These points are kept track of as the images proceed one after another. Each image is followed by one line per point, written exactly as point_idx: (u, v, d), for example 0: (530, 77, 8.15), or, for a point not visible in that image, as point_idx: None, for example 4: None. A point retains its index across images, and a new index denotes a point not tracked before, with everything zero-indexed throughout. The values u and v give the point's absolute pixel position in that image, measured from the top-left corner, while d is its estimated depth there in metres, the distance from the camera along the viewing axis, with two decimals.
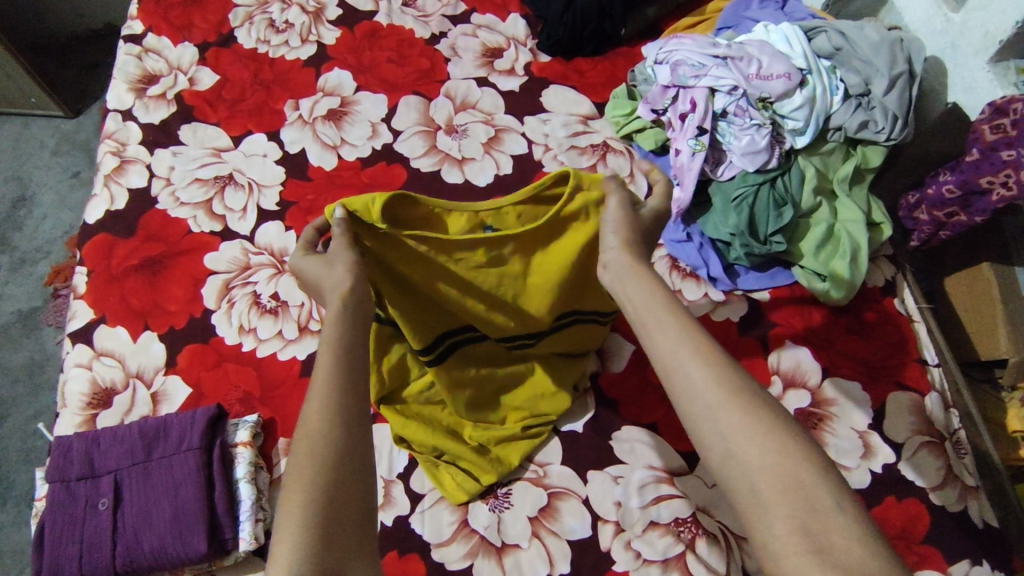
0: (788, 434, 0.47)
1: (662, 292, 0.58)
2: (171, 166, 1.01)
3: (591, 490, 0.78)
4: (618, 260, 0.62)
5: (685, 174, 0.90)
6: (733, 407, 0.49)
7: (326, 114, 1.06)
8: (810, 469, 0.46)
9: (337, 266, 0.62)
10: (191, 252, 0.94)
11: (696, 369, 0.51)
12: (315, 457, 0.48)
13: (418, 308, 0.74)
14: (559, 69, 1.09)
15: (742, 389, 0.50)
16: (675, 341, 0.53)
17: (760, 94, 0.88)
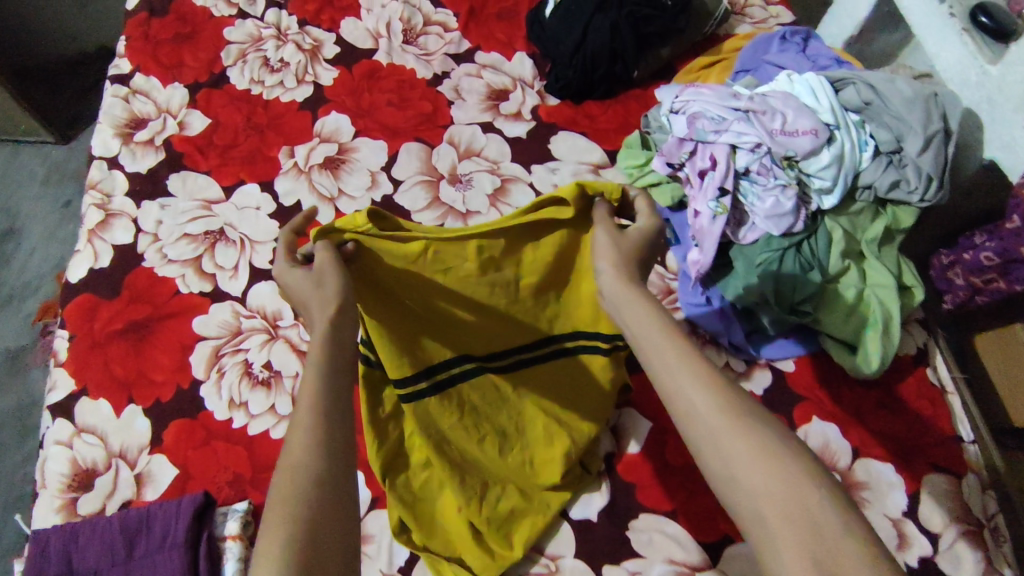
0: (796, 459, 0.44)
1: (658, 313, 0.55)
2: (159, 220, 0.96)
3: None
4: (611, 285, 0.60)
5: (705, 237, 0.83)
6: (736, 431, 0.46)
7: (322, 163, 1.00)
8: (816, 493, 0.42)
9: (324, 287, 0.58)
10: (179, 314, 0.89)
11: (696, 394, 0.48)
12: (304, 486, 0.44)
13: (402, 333, 0.70)
14: (567, 113, 1.04)
15: (743, 411, 0.47)
16: (676, 365, 0.50)
17: (785, 153, 0.81)
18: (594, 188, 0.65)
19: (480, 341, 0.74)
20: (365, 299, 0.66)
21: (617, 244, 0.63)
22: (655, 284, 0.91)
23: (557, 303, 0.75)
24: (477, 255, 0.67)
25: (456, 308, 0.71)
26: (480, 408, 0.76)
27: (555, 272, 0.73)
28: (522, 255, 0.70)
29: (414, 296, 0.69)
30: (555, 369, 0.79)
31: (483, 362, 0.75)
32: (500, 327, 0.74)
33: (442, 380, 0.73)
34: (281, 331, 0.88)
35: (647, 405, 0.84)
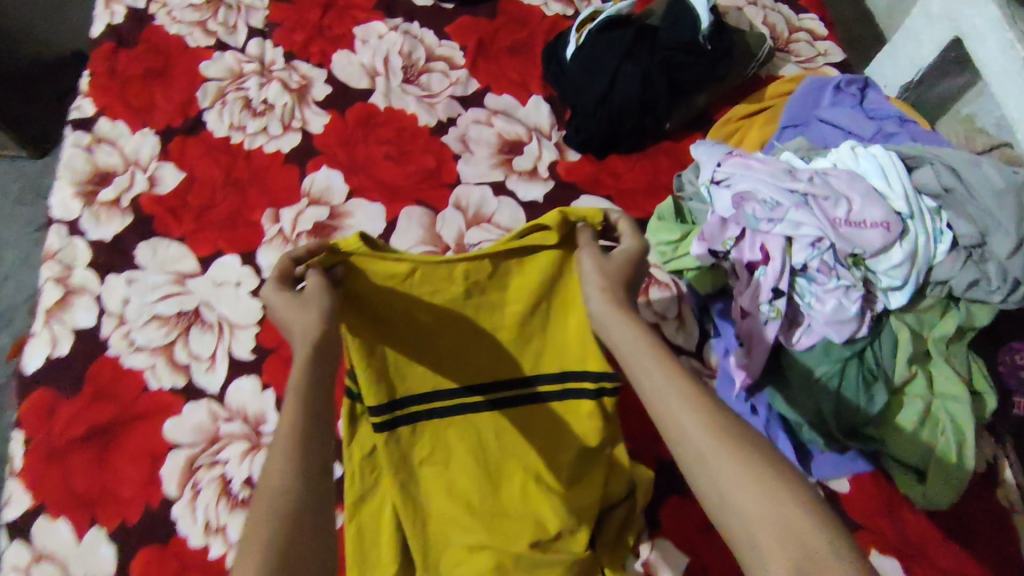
0: (782, 475, 0.40)
1: (645, 332, 0.53)
2: (125, 299, 0.84)
3: None
4: (598, 304, 0.57)
5: (754, 342, 0.73)
6: (722, 448, 0.42)
7: (311, 230, 0.88)
8: (801, 510, 0.38)
9: (310, 306, 0.55)
10: (149, 416, 0.79)
11: (680, 409, 0.45)
12: (276, 507, 0.41)
13: (382, 363, 0.66)
14: (589, 170, 0.91)
15: (728, 426, 0.44)
16: (661, 383, 0.48)
17: (851, 249, 0.69)
18: (575, 215, 0.62)
19: (461, 372, 0.69)
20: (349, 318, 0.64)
21: (605, 266, 0.60)
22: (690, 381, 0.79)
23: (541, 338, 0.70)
24: (460, 282, 0.65)
25: (441, 336, 0.68)
26: (460, 459, 0.69)
27: (540, 306, 0.69)
28: (507, 284, 0.67)
29: (399, 319, 0.66)
30: (545, 421, 0.71)
31: (470, 398, 0.69)
32: (486, 359, 0.69)
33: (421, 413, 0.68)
34: (265, 438, 0.77)
35: (679, 533, 0.75)
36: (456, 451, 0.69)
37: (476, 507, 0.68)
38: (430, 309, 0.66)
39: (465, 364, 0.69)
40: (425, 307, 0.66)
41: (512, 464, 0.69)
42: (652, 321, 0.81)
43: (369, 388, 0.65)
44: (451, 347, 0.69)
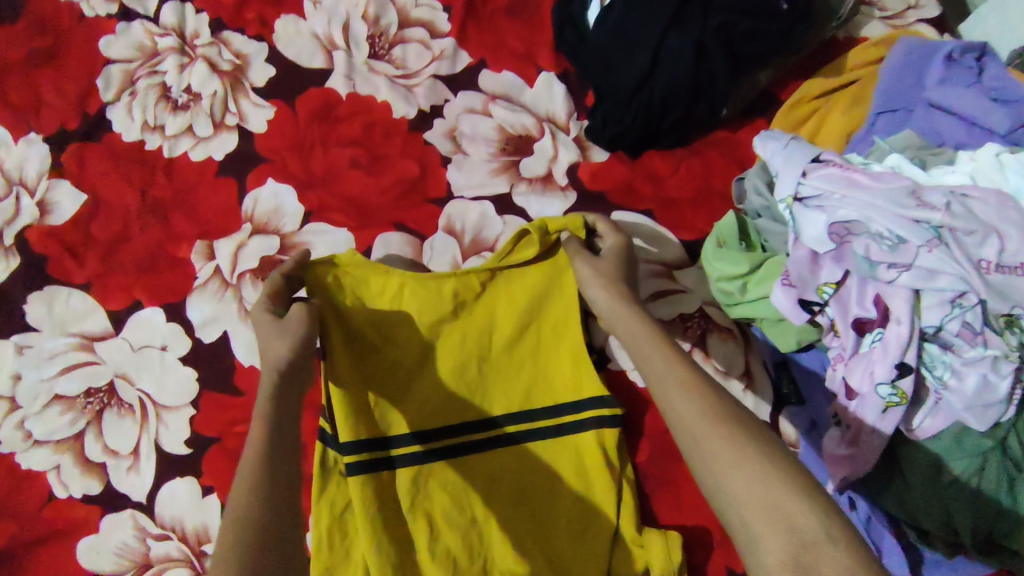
0: (778, 461, 0.38)
1: (642, 312, 0.53)
2: (15, 375, 0.64)
3: None
4: (603, 299, 0.56)
5: (861, 432, 0.53)
6: (717, 431, 0.40)
7: (257, 268, 0.66)
8: (794, 495, 0.36)
9: (283, 335, 0.50)
10: (57, 535, 0.60)
11: (678, 397, 0.44)
12: (240, 516, 0.39)
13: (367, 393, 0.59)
14: (621, 175, 0.70)
15: (726, 412, 0.42)
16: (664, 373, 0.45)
17: (1007, 309, 0.50)
18: (552, 225, 0.60)
19: (447, 411, 0.60)
20: (334, 341, 0.57)
21: (597, 265, 0.58)
22: None
23: (533, 366, 0.62)
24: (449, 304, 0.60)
25: (427, 368, 0.60)
26: (450, 508, 0.58)
27: (536, 328, 0.62)
28: (495, 308, 0.61)
29: (385, 352, 0.60)
30: (544, 466, 0.60)
31: (463, 437, 0.60)
32: (474, 393, 0.61)
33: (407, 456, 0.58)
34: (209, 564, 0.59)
35: None
36: (446, 500, 0.58)
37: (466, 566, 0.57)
38: (420, 335, 0.60)
39: (454, 401, 0.60)
40: (416, 332, 0.60)
41: (507, 515, 0.59)
42: None
43: (351, 422, 0.57)
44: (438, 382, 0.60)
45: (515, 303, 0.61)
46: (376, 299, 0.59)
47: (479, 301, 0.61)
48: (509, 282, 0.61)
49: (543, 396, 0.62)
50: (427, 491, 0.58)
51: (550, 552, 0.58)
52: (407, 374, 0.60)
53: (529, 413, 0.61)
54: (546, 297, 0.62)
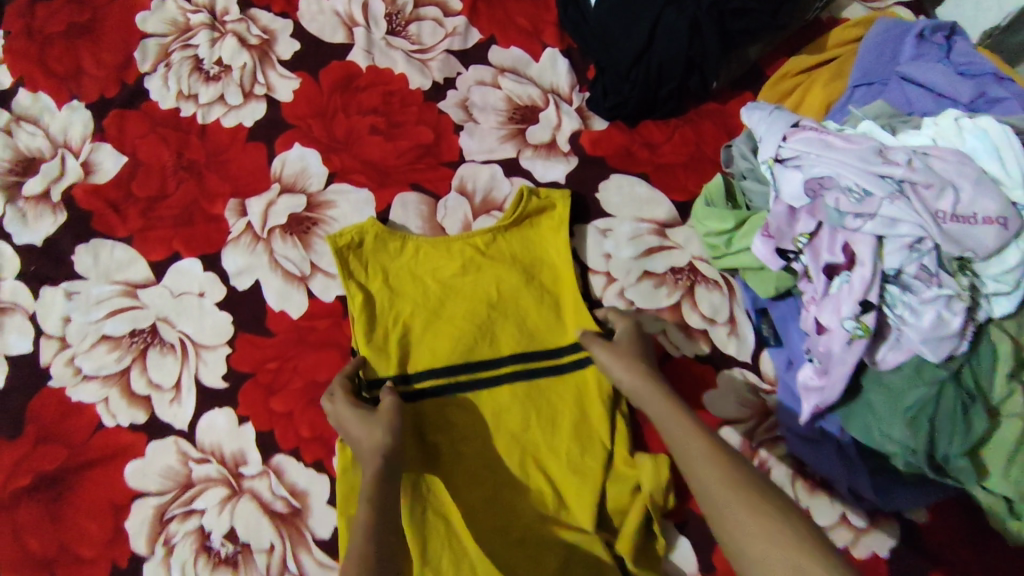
0: (799, 532, 0.44)
1: (666, 389, 0.58)
2: (66, 317, 0.70)
3: None
4: (628, 378, 0.59)
5: (830, 364, 0.60)
6: (743, 506, 0.46)
7: (286, 224, 0.73)
8: (816, 561, 0.42)
9: (378, 426, 0.57)
10: (107, 458, 0.66)
11: (706, 470, 0.49)
12: None
13: (387, 334, 0.68)
14: (619, 142, 0.76)
15: (749, 483, 0.48)
16: (688, 445, 0.51)
17: (959, 252, 0.57)
18: (540, 195, 0.72)
19: (456, 348, 0.68)
20: (361, 292, 0.68)
21: (615, 346, 0.63)
22: (748, 401, 0.68)
23: (534, 310, 0.70)
24: (458, 259, 0.71)
25: (438, 320, 0.69)
26: (461, 433, 0.65)
27: (536, 279, 0.71)
28: (500, 264, 0.71)
29: (402, 307, 0.69)
30: (545, 396, 0.67)
31: (473, 375, 0.67)
32: (481, 334, 0.68)
33: (426, 391, 0.66)
34: (245, 483, 0.65)
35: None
36: (458, 426, 0.65)
37: (477, 484, 0.64)
38: (431, 287, 0.70)
39: (464, 342, 0.68)
40: (428, 284, 0.70)
41: (511, 439, 0.65)
42: (700, 328, 0.70)
43: (372, 358, 0.66)
44: (451, 324, 0.69)
45: (517, 260, 0.71)
46: (393, 260, 0.70)
47: (484, 258, 0.71)
48: (511, 241, 0.72)
49: (547, 338, 0.69)
50: (441, 423, 0.65)
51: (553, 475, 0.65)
52: (424, 319, 0.69)
53: (537, 354, 0.68)
54: (544, 255, 0.72)
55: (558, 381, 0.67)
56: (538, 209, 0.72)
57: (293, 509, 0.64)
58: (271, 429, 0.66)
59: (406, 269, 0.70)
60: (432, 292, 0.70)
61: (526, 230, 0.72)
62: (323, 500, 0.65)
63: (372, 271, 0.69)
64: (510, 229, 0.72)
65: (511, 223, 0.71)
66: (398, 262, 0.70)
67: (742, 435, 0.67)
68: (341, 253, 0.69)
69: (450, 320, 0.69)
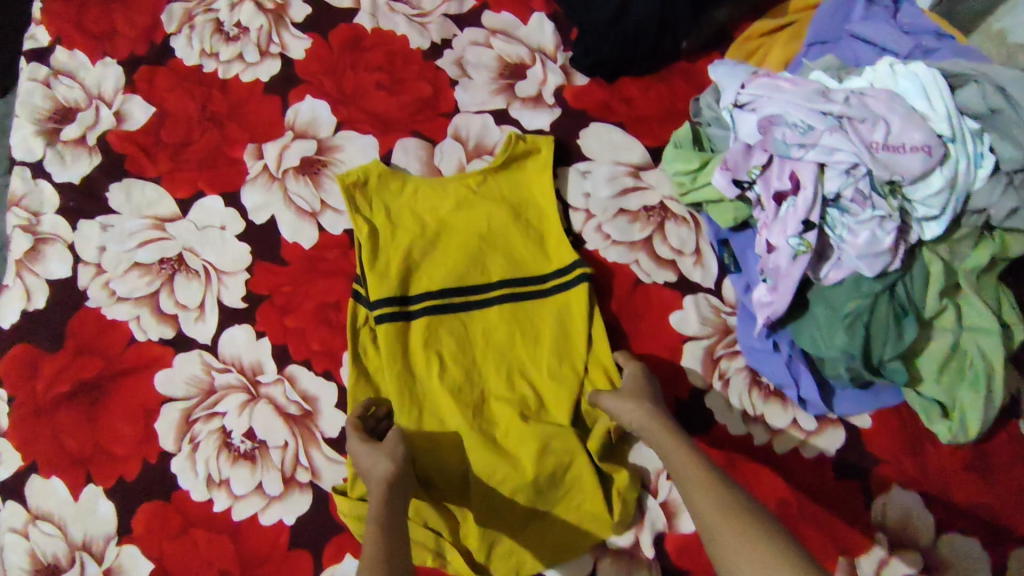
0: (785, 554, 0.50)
1: (666, 423, 0.64)
2: (101, 247, 0.78)
3: None
4: (635, 414, 0.65)
5: (779, 279, 0.68)
6: (732, 531, 0.52)
7: (299, 166, 0.81)
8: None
9: (382, 454, 0.62)
10: (138, 368, 0.74)
11: (701, 499, 0.56)
12: None
13: (387, 261, 0.75)
14: (599, 96, 0.84)
15: (739, 510, 0.54)
16: (691, 479, 0.58)
17: (889, 176, 0.65)
18: (526, 140, 0.80)
19: (450, 276, 0.75)
20: (364, 225, 0.76)
21: (619, 389, 0.68)
22: (709, 320, 0.76)
23: (522, 241, 0.77)
24: (453, 197, 0.78)
25: (434, 252, 0.77)
26: (452, 348, 0.73)
27: (523, 214, 0.79)
28: (490, 200, 0.79)
29: (401, 238, 0.76)
30: (529, 314, 0.75)
31: (466, 297, 0.75)
32: (473, 261, 0.76)
33: (423, 310, 0.74)
34: (262, 390, 0.73)
35: None
36: (449, 342, 0.73)
37: (467, 392, 0.71)
38: (427, 221, 0.78)
39: (458, 269, 0.76)
40: (425, 218, 0.78)
41: (498, 350, 0.73)
42: (669, 258, 0.78)
43: (374, 281, 0.74)
44: (446, 254, 0.77)
45: (506, 198, 0.79)
46: (393, 199, 0.78)
47: (475, 196, 0.79)
48: (500, 181, 0.80)
49: (532, 266, 0.77)
50: (435, 338, 0.73)
51: (535, 382, 0.73)
52: (422, 249, 0.77)
53: (523, 279, 0.76)
54: (529, 192, 0.80)
55: (540, 301, 0.75)
56: (525, 152, 0.80)
57: (305, 411, 0.72)
58: (286, 343, 0.74)
59: (406, 207, 0.78)
60: (429, 225, 0.77)
61: (514, 172, 0.80)
62: (331, 404, 0.73)
63: (376, 207, 0.77)
64: (499, 171, 0.80)
65: (500, 165, 0.79)
66: (397, 201, 0.78)
67: (705, 349, 0.75)
68: (348, 190, 0.77)
69: (445, 250, 0.77)
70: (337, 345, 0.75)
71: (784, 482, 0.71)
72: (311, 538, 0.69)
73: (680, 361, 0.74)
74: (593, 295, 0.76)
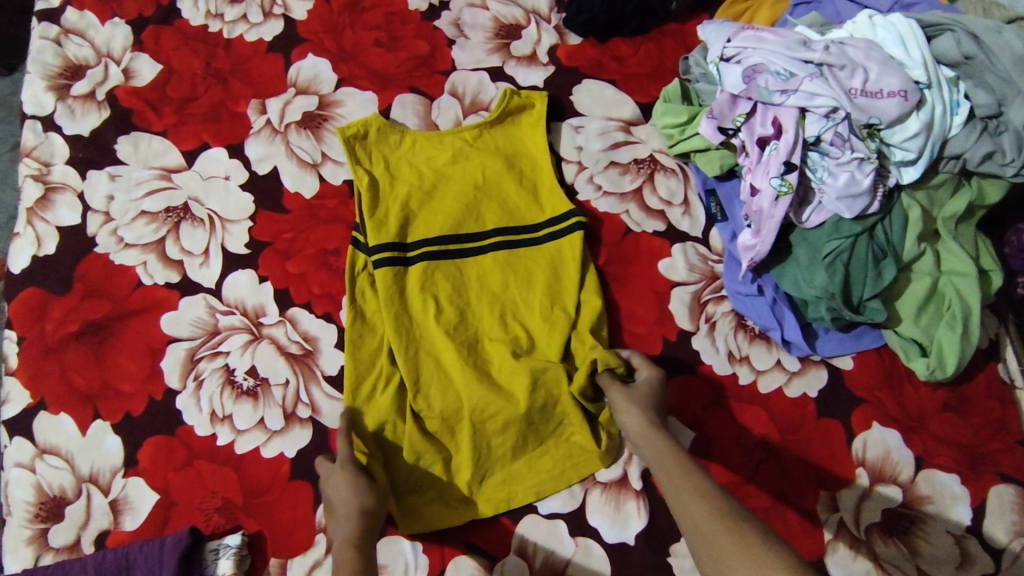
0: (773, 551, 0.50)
1: (660, 433, 0.65)
2: (109, 195, 0.81)
3: (676, 556, 0.68)
4: (632, 422, 0.66)
5: (762, 221, 0.71)
6: (722, 534, 0.53)
7: (300, 121, 0.84)
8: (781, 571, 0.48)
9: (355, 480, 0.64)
10: (145, 310, 0.77)
11: (694, 504, 0.57)
12: None
13: (385, 209, 0.78)
14: (591, 55, 0.87)
15: (728, 514, 0.55)
16: (679, 486, 0.59)
17: (867, 119, 0.67)
18: (520, 96, 0.83)
19: (445, 224, 0.78)
20: (363, 175, 0.78)
21: (631, 391, 0.69)
22: (697, 267, 0.78)
23: (516, 191, 0.80)
24: (449, 150, 0.81)
25: (431, 201, 0.79)
26: (447, 291, 0.75)
27: (517, 166, 0.82)
28: (487, 154, 0.81)
29: (400, 188, 0.79)
30: (522, 259, 0.77)
31: (463, 244, 0.77)
32: (468, 210, 0.79)
33: (421, 255, 0.76)
34: (265, 330, 0.76)
35: (684, 412, 0.73)
36: (445, 285, 0.75)
37: (462, 331, 0.74)
38: (424, 172, 0.80)
39: (453, 217, 0.78)
40: (422, 169, 0.80)
41: (491, 292, 0.76)
42: (658, 208, 0.81)
43: (373, 227, 0.76)
44: (442, 203, 0.79)
45: (501, 152, 0.82)
46: (391, 152, 0.81)
47: (472, 149, 0.81)
48: (495, 137, 0.82)
49: (527, 215, 0.80)
50: (431, 283, 0.75)
51: (528, 323, 0.75)
52: (418, 197, 0.79)
53: (517, 227, 0.79)
54: (523, 146, 0.83)
55: (534, 248, 0.78)
56: (520, 107, 0.83)
57: (306, 351, 0.75)
58: (287, 287, 0.77)
59: (404, 159, 0.81)
60: (425, 176, 0.80)
61: (509, 129, 0.83)
62: (331, 344, 0.75)
63: (375, 160, 0.80)
64: (495, 128, 0.83)
65: (496, 121, 0.82)
66: (396, 154, 0.81)
67: (692, 294, 0.77)
68: (349, 142, 0.80)
69: (441, 199, 0.79)
70: (336, 289, 0.77)
71: (768, 419, 0.73)
72: (311, 470, 0.71)
73: (669, 305, 0.77)
74: (585, 244, 0.78)
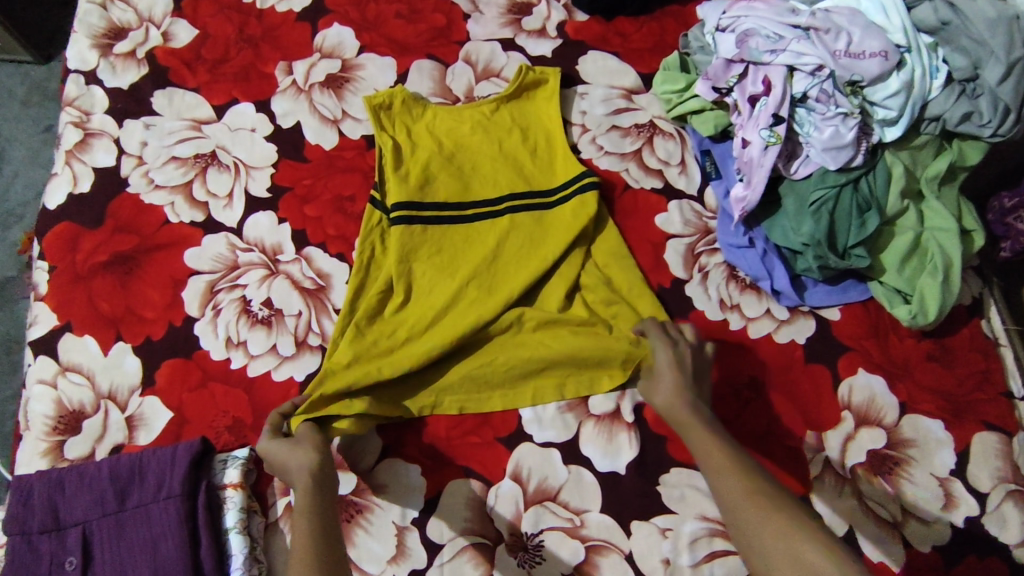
0: (799, 523, 0.53)
1: (690, 396, 0.64)
2: (143, 142, 0.87)
3: (667, 486, 0.71)
4: (661, 383, 0.66)
5: (752, 171, 0.76)
6: (749, 505, 0.55)
7: (324, 81, 0.90)
8: (812, 548, 0.50)
9: (301, 449, 0.64)
10: (169, 245, 0.81)
11: (720, 476, 0.58)
12: None
13: (406, 171, 0.82)
14: (597, 31, 0.93)
15: (756, 486, 0.56)
16: (706, 450, 0.60)
17: (850, 77, 0.72)
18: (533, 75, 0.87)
19: (458, 187, 0.82)
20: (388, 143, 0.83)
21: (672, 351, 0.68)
22: (691, 222, 0.83)
23: (531, 162, 0.85)
24: (469, 121, 0.86)
25: (449, 167, 0.83)
26: (462, 250, 0.79)
27: (531, 138, 0.86)
28: (506, 126, 0.86)
29: (421, 155, 0.83)
30: (530, 224, 0.80)
31: (478, 208, 0.81)
32: (484, 177, 0.83)
33: (435, 219, 0.80)
34: (281, 267, 0.80)
35: None
36: (460, 246, 0.79)
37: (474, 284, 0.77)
38: (446, 141, 0.85)
39: (469, 182, 0.83)
40: (445, 139, 0.85)
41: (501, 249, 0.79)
42: (656, 167, 0.85)
43: (393, 187, 0.80)
44: (461, 168, 0.83)
45: (517, 125, 0.86)
46: (414, 124, 0.86)
47: (490, 121, 0.86)
48: (511, 111, 0.87)
49: (541, 182, 0.84)
50: (445, 247, 0.79)
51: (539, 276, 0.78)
52: (440, 161, 0.83)
53: (533, 194, 0.82)
54: (536, 120, 0.87)
55: (546, 211, 0.81)
56: (535, 83, 0.88)
57: (319, 286, 0.79)
58: (304, 229, 0.82)
59: (428, 130, 0.86)
60: (446, 145, 0.85)
61: (526, 105, 0.88)
62: (342, 280, 0.80)
63: (399, 128, 0.85)
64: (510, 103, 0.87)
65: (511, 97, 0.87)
66: (419, 125, 0.86)
67: (686, 245, 0.81)
68: (375, 110, 0.85)
69: (460, 165, 0.84)
70: (351, 232, 0.82)
71: (757, 363, 0.76)
72: None
73: (664, 255, 0.81)
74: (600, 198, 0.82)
